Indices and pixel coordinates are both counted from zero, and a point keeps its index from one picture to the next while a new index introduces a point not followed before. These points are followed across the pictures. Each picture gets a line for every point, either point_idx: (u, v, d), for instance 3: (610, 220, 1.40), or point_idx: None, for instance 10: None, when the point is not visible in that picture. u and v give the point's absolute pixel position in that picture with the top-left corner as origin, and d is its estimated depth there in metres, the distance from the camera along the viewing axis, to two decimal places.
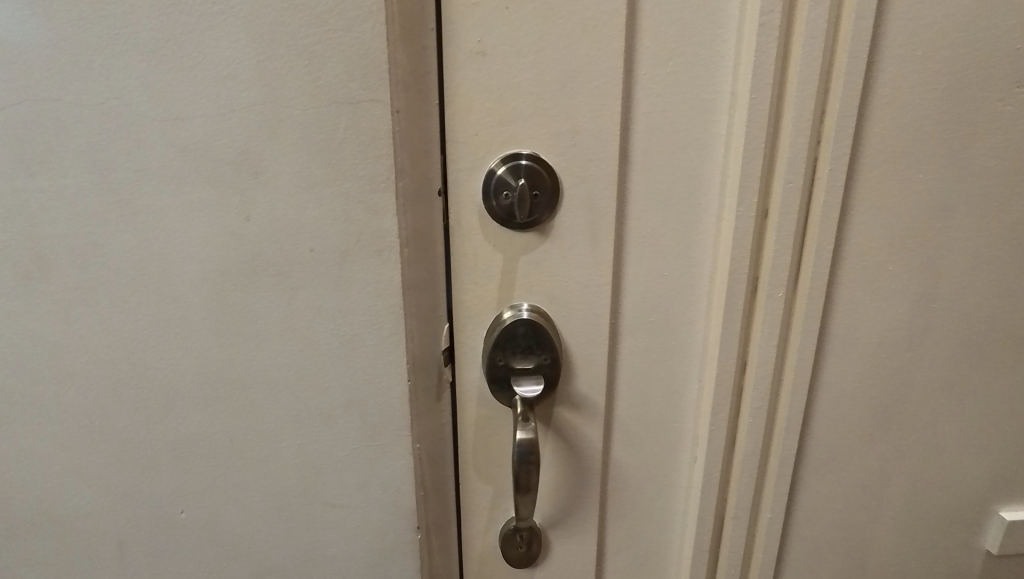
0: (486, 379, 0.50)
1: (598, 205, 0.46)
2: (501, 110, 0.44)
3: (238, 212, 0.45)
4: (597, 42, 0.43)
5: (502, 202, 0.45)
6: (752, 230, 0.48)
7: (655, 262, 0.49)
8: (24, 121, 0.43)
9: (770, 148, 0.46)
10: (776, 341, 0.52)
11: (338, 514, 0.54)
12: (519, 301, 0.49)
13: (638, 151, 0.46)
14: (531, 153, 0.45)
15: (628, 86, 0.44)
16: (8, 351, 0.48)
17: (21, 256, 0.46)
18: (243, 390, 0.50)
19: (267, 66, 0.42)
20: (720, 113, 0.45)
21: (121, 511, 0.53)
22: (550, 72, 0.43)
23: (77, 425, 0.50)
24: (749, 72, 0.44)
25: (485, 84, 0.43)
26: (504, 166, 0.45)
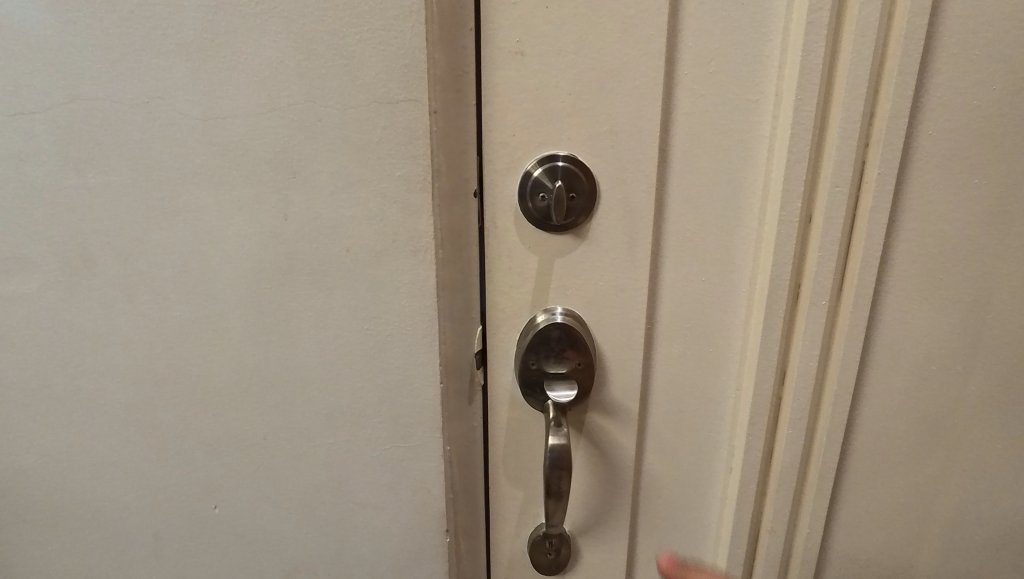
0: (518, 383, 0.49)
1: (636, 208, 0.45)
2: (539, 111, 0.43)
3: (276, 211, 0.45)
4: (638, 42, 0.42)
5: (538, 204, 0.44)
6: (796, 235, 0.46)
7: (693, 268, 0.48)
8: (73, 119, 0.44)
9: (816, 150, 0.45)
10: (819, 350, 0.50)
11: (367, 514, 0.54)
12: (553, 305, 0.48)
13: (677, 153, 0.45)
14: (567, 154, 0.44)
15: (669, 86, 0.43)
16: (52, 345, 0.49)
17: (66, 252, 0.47)
18: (277, 388, 0.50)
19: (307, 65, 0.42)
20: (765, 114, 0.44)
21: (156, 504, 0.54)
22: (589, 72, 0.42)
23: (116, 418, 0.51)
24: (795, 72, 0.43)
25: (524, 84, 0.43)
26: (541, 168, 0.44)
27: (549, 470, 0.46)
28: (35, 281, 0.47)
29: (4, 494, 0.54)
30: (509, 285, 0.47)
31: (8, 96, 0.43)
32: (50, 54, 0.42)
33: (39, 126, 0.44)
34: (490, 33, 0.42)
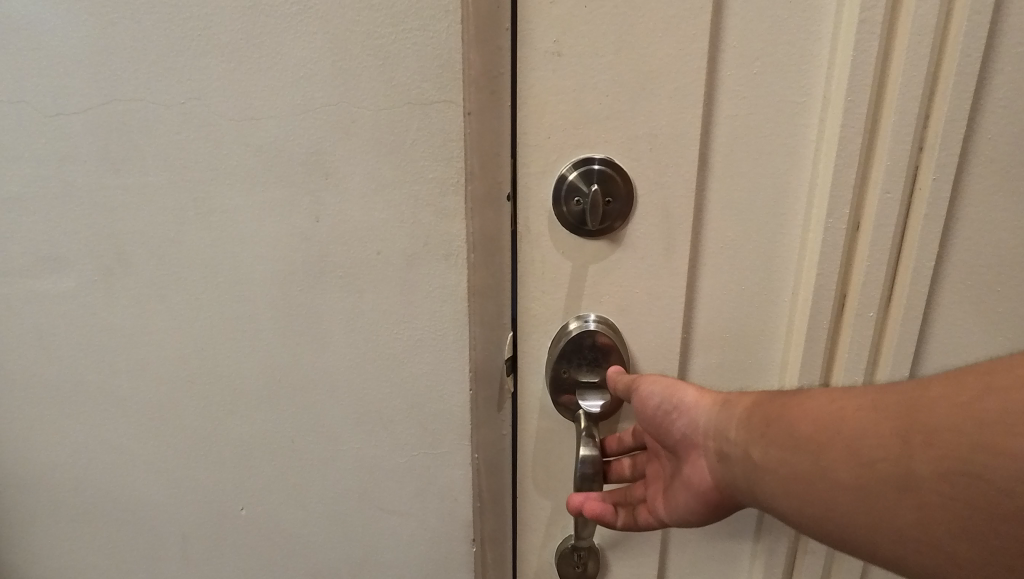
0: (549, 390, 0.48)
1: (675, 214, 0.44)
2: (576, 113, 0.42)
3: (308, 213, 0.45)
4: (680, 42, 0.40)
5: (573, 208, 0.43)
6: (844, 243, 0.44)
7: (733, 276, 0.46)
8: (111, 121, 0.44)
9: (867, 154, 0.42)
10: (865, 364, 0.48)
11: (393, 520, 0.53)
12: (586, 311, 0.46)
13: (719, 157, 0.43)
14: (603, 157, 0.43)
15: (711, 88, 0.42)
16: (87, 343, 0.50)
17: (102, 252, 0.47)
18: (305, 391, 0.50)
19: (342, 66, 0.42)
20: (811, 117, 0.42)
21: (186, 505, 0.54)
22: (629, 72, 0.41)
23: (147, 418, 0.52)
24: (846, 73, 0.40)
25: (560, 86, 0.41)
26: (576, 171, 0.43)
27: (579, 481, 0.44)
28: (73, 281, 0.48)
29: (38, 489, 0.55)
30: (541, 291, 0.46)
31: (50, 97, 0.44)
32: (89, 55, 0.42)
33: (78, 127, 0.44)
34: (527, 33, 0.40)
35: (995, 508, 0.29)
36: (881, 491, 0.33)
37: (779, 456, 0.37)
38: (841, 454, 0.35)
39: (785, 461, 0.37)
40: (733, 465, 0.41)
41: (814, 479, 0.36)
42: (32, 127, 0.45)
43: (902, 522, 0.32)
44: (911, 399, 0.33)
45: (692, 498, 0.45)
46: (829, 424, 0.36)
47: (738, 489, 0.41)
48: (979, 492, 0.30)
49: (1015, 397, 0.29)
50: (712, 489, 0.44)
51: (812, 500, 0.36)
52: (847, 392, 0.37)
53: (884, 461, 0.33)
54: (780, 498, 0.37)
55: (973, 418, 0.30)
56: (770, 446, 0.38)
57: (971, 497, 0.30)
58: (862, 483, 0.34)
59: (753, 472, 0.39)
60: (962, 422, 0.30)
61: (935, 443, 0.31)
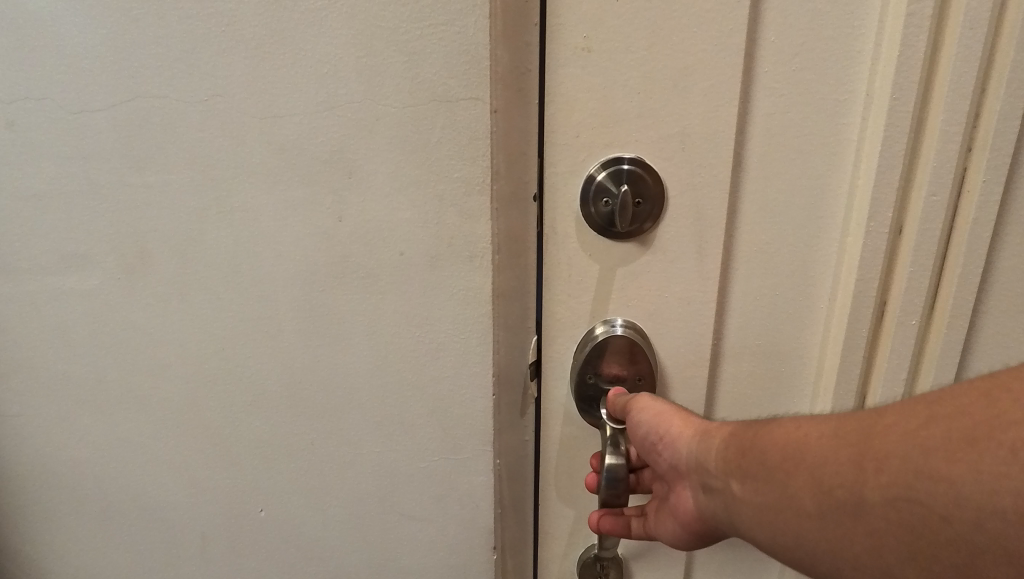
0: (573, 396, 0.46)
1: (708, 216, 0.42)
2: (606, 111, 0.40)
3: (330, 212, 0.44)
4: (716, 36, 0.38)
5: (601, 209, 0.42)
6: (886, 248, 0.42)
7: (767, 281, 0.44)
8: (135, 117, 0.43)
9: (911, 155, 0.40)
10: (905, 373, 0.46)
11: (413, 525, 0.52)
12: (613, 316, 0.45)
13: (755, 157, 0.41)
14: (634, 157, 0.41)
15: (748, 86, 0.40)
16: (109, 341, 0.49)
17: (125, 250, 0.47)
18: (325, 393, 0.49)
19: (367, 62, 0.41)
20: (853, 116, 0.40)
21: (205, 505, 0.54)
22: (661, 69, 0.39)
23: (168, 417, 0.51)
24: (892, 69, 0.38)
25: (589, 83, 0.40)
26: (605, 172, 0.41)
27: (606, 492, 0.41)
28: (96, 278, 0.48)
29: (60, 488, 0.55)
30: (567, 296, 0.44)
31: (74, 94, 0.43)
32: (114, 51, 0.42)
33: (102, 124, 0.44)
34: (556, 28, 0.38)
35: (940, 536, 0.27)
36: (841, 520, 0.31)
37: (749, 483, 0.36)
38: (804, 481, 0.33)
39: (755, 488, 0.36)
40: (711, 493, 0.39)
41: (780, 507, 0.34)
42: (55, 125, 0.44)
43: (861, 550, 0.30)
44: (868, 425, 0.31)
45: (682, 529, 0.43)
46: (792, 451, 0.34)
47: (717, 518, 0.39)
48: (924, 520, 0.28)
49: (958, 422, 0.27)
50: (698, 517, 0.42)
51: (780, 527, 0.34)
52: (817, 419, 0.35)
53: (841, 489, 0.31)
54: (752, 527, 0.36)
55: (918, 444, 0.28)
56: (741, 473, 0.36)
57: (919, 526, 0.28)
58: (823, 510, 0.32)
59: (729, 499, 0.38)
60: (908, 448, 0.29)
61: (884, 470, 0.29)
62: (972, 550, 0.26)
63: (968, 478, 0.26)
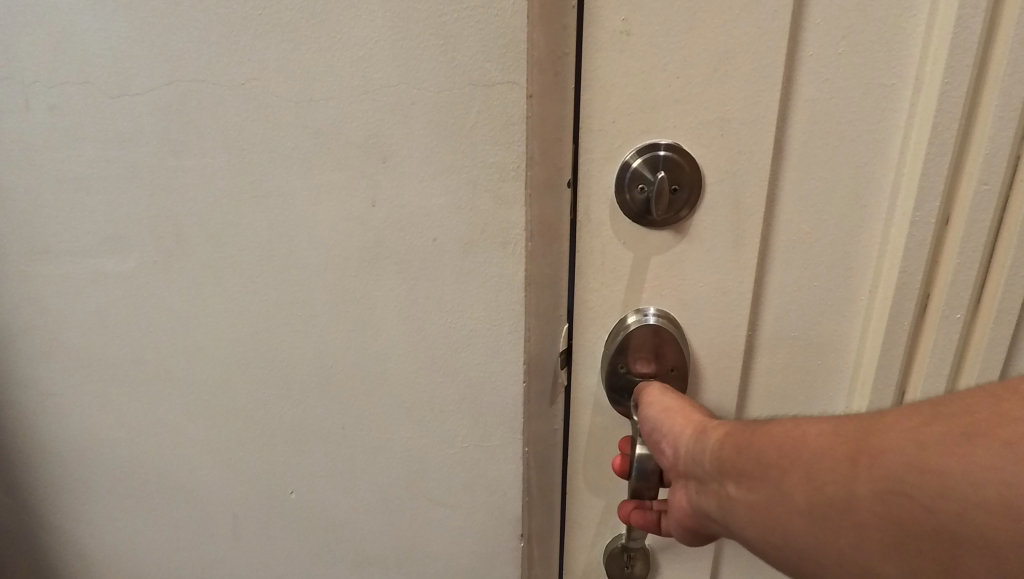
0: (603, 385, 0.45)
1: (747, 205, 0.41)
2: (643, 95, 0.39)
3: (364, 197, 0.44)
4: (762, 17, 0.36)
5: (636, 196, 0.40)
6: (933, 239, 0.41)
7: (807, 272, 0.43)
8: (174, 101, 0.44)
9: (961, 141, 0.39)
10: (947, 367, 0.45)
11: (441, 511, 0.53)
12: (645, 305, 0.44)
13: (797, 143, 0.40)
14: (670, 143, 0.40)
15: (792, 69, 0.38)
16: (144, 324, 0.50)
17: (161, 233, 0.47)
18: (357, 378, 0.49)
19: (403, 46, 0.40)
20: (902, 101, 0.38)
21: (237, 488, 0.54)
22: (702, 51, 0.38)
23: (201, 400, 0.52)
24: (945, 51, 0.37)
25: (626, 66, 0.38)
26: (640, 158, 0.40)
27: (636, 481, 0.40)
28: (133, 262, 0.48)
29: (96, 467, 0.56)
30: (599, 285, 0.43)
31: (113, 77, 0.44)
32: (154, 34, 0.42)
33: (141, 108, 0.44)
34: (593, 10, 0.37)
35: (926, 529, 0.26)
36: (830, 516, 0.30)
37: (743, 480, 0.34)
38: (798, 478, 0.32)
39: (749, 486, 0.34)
40: (705, 491, 0.38)
41: (772, 504, 0.33)
42: (94, 107, 0.45)
43: (846, 545, 0.29)
44: (867, 423, 0.30)
45: (680, 530, 0.42)
46: (788, 448, 0.32)
47: (709, 516, 0.38)
48: (911, 514, 0.27)
49: (959, 420, 0.26)
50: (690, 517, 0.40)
51: (771, 524, 0.33)
52: (816, 419, 0.33)
53: (833, 485, 0.30)
54: (744, 526, 0.34)
55: (915, 439, 0.27)
56: (736, 470, 0.35)
57: (905, 520, 0.27)
58: (813, 507, 0.31)
59: (721, 498, 0.36)
60: (904, 443, 0.27)
61: (877, 465, 0.28)
62: (954, 542, 0.25)
63: (961, 473, 0.25)
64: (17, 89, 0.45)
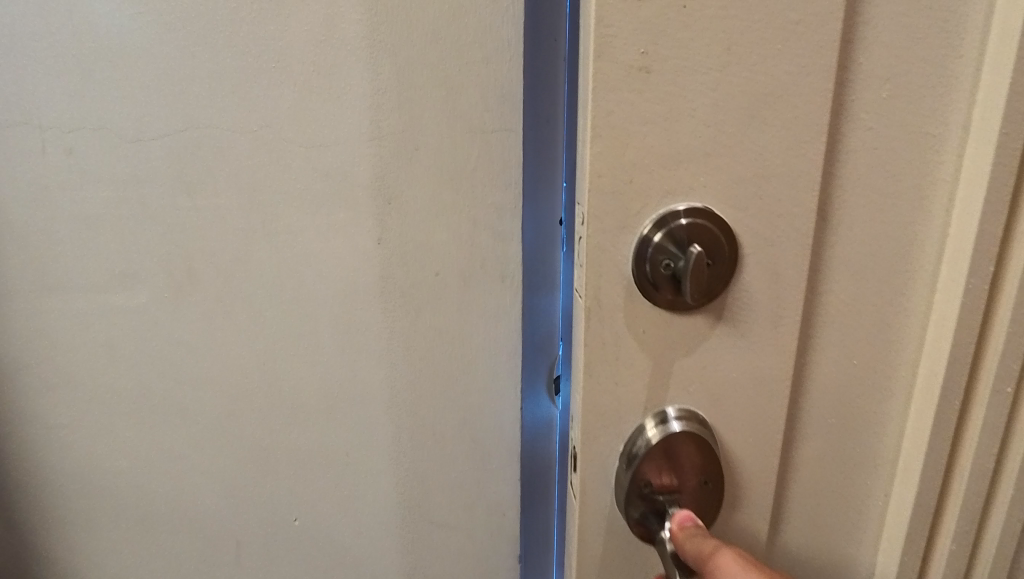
0: (620, 505, 0.38)
1: (782, 271, 0.35)
2: (664, 146, 0.32)
3: (371, 234, 0.47)
4: (807, 58, 0.32)
5: (665, 277, 0.34)
6: (982, 312, 0.36)
7: (845, 337, 0.38)
8: (190, 144, 0.46)
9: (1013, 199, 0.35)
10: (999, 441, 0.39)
11: (443, 534, 0.54)
12: (664, 408, 0.37)
13: (837, 200, 0.36)
14: (690, 208, 0.33)
15: (838, 120, 0.34)
16: (154, 355, 0.52)
17: (174, 268, 0.49)
18: (364, 405, 0.51)
19: (409, 96, 0.44)
20: (945, 153, 0.36)
21: (241, 514, 0.56)
22: (730, 97, 0.32)
23: (208, 428, 0.53)
24: (998, 102, 0.33)
25: (644, 113, 0.32)
26: (660, 233, 0.34)
27: None
28: (144, 296, 0.50)
29: (99, 498, 0.56)
30: (608, 375, 0.36)
31: (131, 123, 0.46)
32: (173, 83, 0.45)
33: (158, 151, 0.47)
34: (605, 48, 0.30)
35: None
36: None
37: None
38: None
39: None
40: None
41: None
42: (111, 150, 0.47)
43: None
44: None
45: None
46: None
47: None
48: None
49: None
50: None
51: None
52: None
53: None
54: None
55: None
56: None
57: None
58: None
59: None
60: None
61: None
62: None
63: None
64: (34, 134, 0.47)
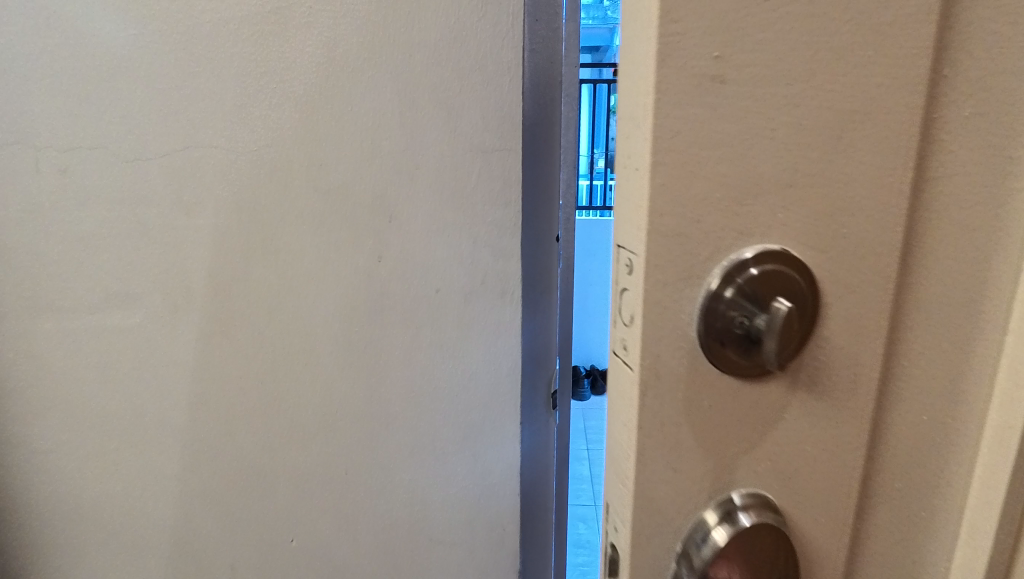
0: None
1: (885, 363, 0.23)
2: (756, 171, 0.19)
3: (370, 252, 0.47)
4: (911, 51, 0.19)
5: (738, 355, 0.19)
6: None
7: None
8: (188, 164, 0.46)
9: None
10: None
11: (442, 550, 0.54)
12: (728, 493, 0.21)
13: (942, 246, 0.22)
14: (769, 244, 0.19)
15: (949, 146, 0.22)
16: (147, 376, 0.51)
17: (170, 288, 0.49)
18: (362, 422, 0.51)
19: (409, 117, 0.45)
20: None
21: (235, 538, 0.55)
22: (840, 99, 0.19)
23: (202, 450, 0.53)
24: None
25: (721, 116, 0.18)
26: (726, 283, 0.19)
27: None
28: (137, 316, 0.50)
29: (87, 524, 0.55)
30: (666, 507, 0.21)
31: (128, 143, 0.46)
32: (171, 103, 0.45)
33: (155, 171, 0.46)
34: (671, 25, 0.17)
35: None
36: None
37: None
38: None
39: None
40: None
41: None
42: (106, 170, 0.47)
43: None
44: None
45: None
46: None
47: None
48: None
49: None
50: None
51: None
52: None
53: None
54: None
55: None
56: None
57: None
58: None
59: None
60: None
61: None
62: None
63: None
64: (27, 154, 0.46)
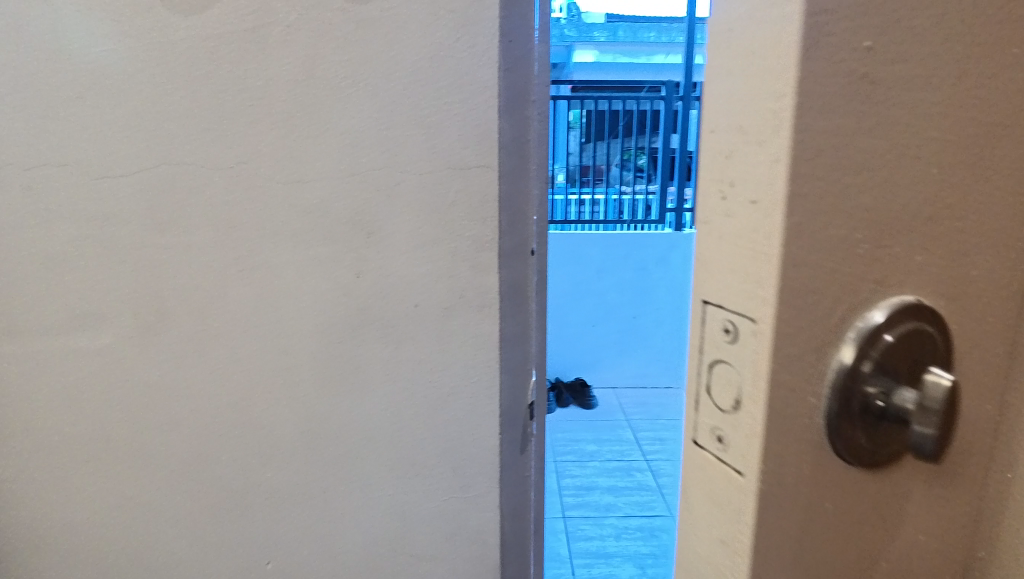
0: None
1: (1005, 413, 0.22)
2: (884, 217, 0.17)
3: (351, 268, 0.47)
4: None
5: (879, 430, 0.18)
6: None
7: None
8: (160, 182, 0.46)
9: None
10: None
11: (424, 566, 0.54)
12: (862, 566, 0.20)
13: None
14: (901, 304, 0.18)
15: None
16: (117, 399, 0.50)
17: (141, 307, 0.48)
18: (342, 439, 0.51)
19: (389, 135, 0.45)
20: None
21: (210, 562, 0.53)
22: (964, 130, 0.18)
23: (175, 473, 0.51)
24: None
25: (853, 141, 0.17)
26: (864, 354, 0.18)
27: None
28: (107, 337, 0.48)
29: (50, 556, 0.53)
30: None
31: (98, 161, 0.45)
32: (145, 120, 0.45)
33: (126, 188, 0.46)
34: (815, 49, 0.16)
35: None
36: None
37: None
38: None
39: None
40: None
41: None
42: (75, 188, 0.46)
43: None
44: None
45: None
46: None
47: None
48: None
49: None
50: None
51: None
52: None
53: None
54: None
55: None
56: None
57: None
58: None
59: None
60: None
61: None
62: None
63: None
64: None
